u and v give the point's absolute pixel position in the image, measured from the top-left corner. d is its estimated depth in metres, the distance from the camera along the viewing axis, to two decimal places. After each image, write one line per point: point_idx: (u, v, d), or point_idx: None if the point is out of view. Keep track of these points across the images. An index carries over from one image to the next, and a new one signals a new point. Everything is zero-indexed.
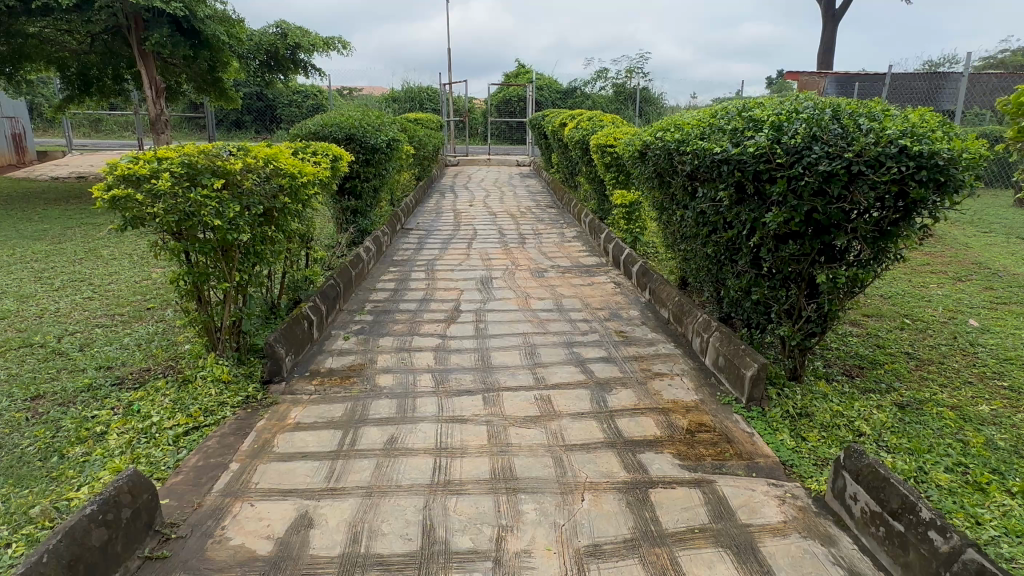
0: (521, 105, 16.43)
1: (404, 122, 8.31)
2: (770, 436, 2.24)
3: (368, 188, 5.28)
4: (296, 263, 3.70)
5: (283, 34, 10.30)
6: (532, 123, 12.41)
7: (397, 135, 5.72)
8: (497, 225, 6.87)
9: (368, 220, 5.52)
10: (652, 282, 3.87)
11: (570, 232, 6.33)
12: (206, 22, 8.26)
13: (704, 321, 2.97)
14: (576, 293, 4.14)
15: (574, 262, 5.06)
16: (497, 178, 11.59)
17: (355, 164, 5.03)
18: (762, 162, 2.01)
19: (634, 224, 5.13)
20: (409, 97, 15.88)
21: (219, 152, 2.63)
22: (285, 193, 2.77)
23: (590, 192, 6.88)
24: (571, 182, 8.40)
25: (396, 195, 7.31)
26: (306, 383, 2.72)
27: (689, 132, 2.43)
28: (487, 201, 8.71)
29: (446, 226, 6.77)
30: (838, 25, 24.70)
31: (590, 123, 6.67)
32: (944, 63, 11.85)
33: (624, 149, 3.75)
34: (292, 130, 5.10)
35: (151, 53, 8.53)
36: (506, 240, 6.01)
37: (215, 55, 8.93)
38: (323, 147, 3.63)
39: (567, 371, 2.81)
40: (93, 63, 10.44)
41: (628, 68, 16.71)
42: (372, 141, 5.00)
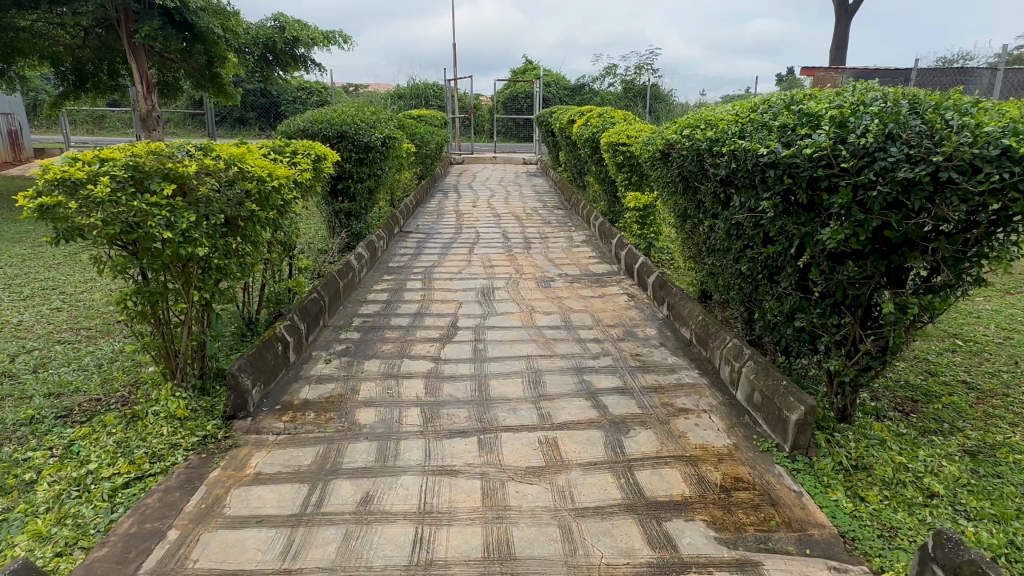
0: (528, 101, 16.04)
1: (404, 118, 7.95)
2: (823, 495, 1.86)
3: (362, 190, 4.92)
4: (276, 274, 3.34)
5: (281, 27, 9.99)
6: (540, 120, 12.03)
7: (394, 132, 5.37)
8: (501, 228, 6.50)
9: (363, 223, 5.16)
10: (670, 296, 3.50)
11: (579, 236, 5.96)
12: (199, 14, 7.93)
13: (734, 347, 2.58)
14: (585, 307, 3.76)
15: (583, 270, 4.68)
16: (503, 177, 11.21)
17: (346, 164, 4.68)
18: (821, 166, 1.63)
19: (648, 229, 4.75)
20: (414, 94, 15.53)
21: (173, 152, 2.27)
22: (252, 200, 2.40)
23: (600, 193, 6.49)
24: (580, 182, 8.02)
25: (396, 196, 6.95)
26: (275, 420, 2.35)
27: (725, 130, 2.04)
28: (492, 201, 8.34)
29: (448, 229, 6.41)
30: (850, 21, 24.24)
31: (600, 120, 6.29)
32: (966, 59, 11.30)
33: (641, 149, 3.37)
34: (280, 127, 4.74)
35: (141, 46, 8.19)
36: (510, 245, 5.65)
37: (210, 49, 8.60)
38: (306, 146, 3.27)
39: (577, 406, 2.42)
40: (88, 58, 10.13)
41: (637, 65, 16.29)
42: (366, 139, 4.64)
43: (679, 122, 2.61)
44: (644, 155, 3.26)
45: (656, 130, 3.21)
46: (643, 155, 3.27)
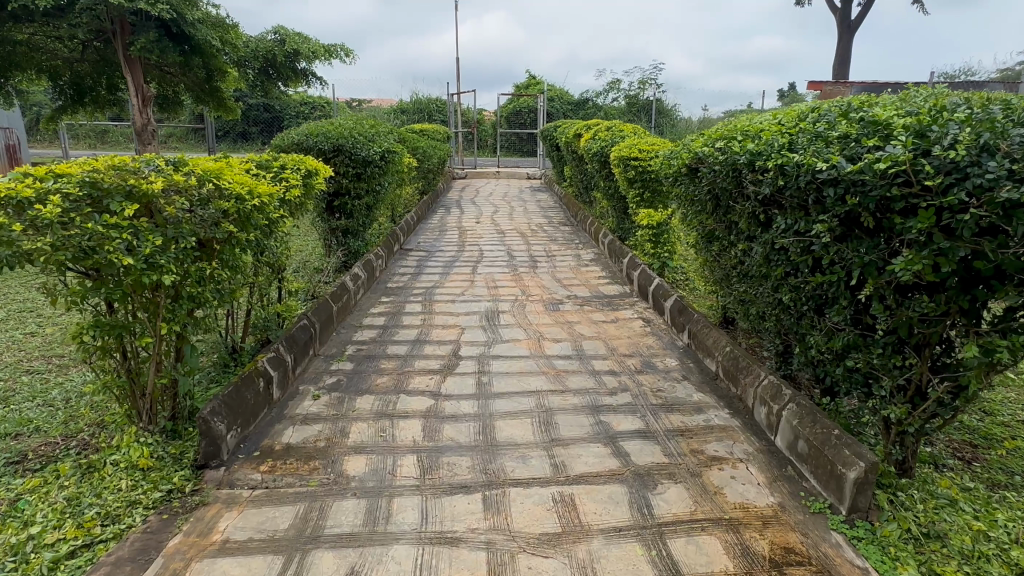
0: (531, 116, 15.90)
1: (405, 132, 7.74)
2: (894, 573, 1.55)
3: (359, 207, 4.68)
4: (264, 298, 3.07)
5: (281, 40, 9.84)
6: (544, 136, 11.84)
7: (394, 145, 5.13)
8: (505, 245, 6.25)
9: (361, 242, 4.90)
10: (691, 322, 3.22)
11: (587, 254, 5.69)
12: (196, 26, 7.78)
13: (770, 386, 2.30)
14: (598, 333, 3.49)
15: (593, 292, 4.41)
16: (506, 192, 10.99)
17: (343, 180, 4.44)
18: (896, 184, 1.36)
19: (662, 247, 4.52)
20: (417, 108, 15.40)
21: (139, 167, 2.01)
22: (230, 221, 2.14)
23: (608, 210, 6.25)
24: (587, 198, 7.79)
25: (396, 213, 6.70)
26: (251, 470, 2.07)
27: (770, 141, 1.77)
28: (496, 217, 8.10)
29: (450, 247, 6.15)
30: (852, 36, 24.19)
31: (609, 133, 6.06)
32: (973, 74, 11.16)
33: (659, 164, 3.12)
34: (273, 141, 4.50)
35: (138, 59, 8.00)
36: (515, 264, 5.39)
37: (209, 62, 8.42)
38: (296, 160, 3.03)
39: (594, 453, 2.14)
40: (87, 72, 9.96)
41: (640, 79, 16.15)
42: (364, 153, 4.41)
43: (708, 133, 2.36)
44: (662, 169, 3.01)
45: (676, 143, 2.96)
46: (662, 169, 3.03)
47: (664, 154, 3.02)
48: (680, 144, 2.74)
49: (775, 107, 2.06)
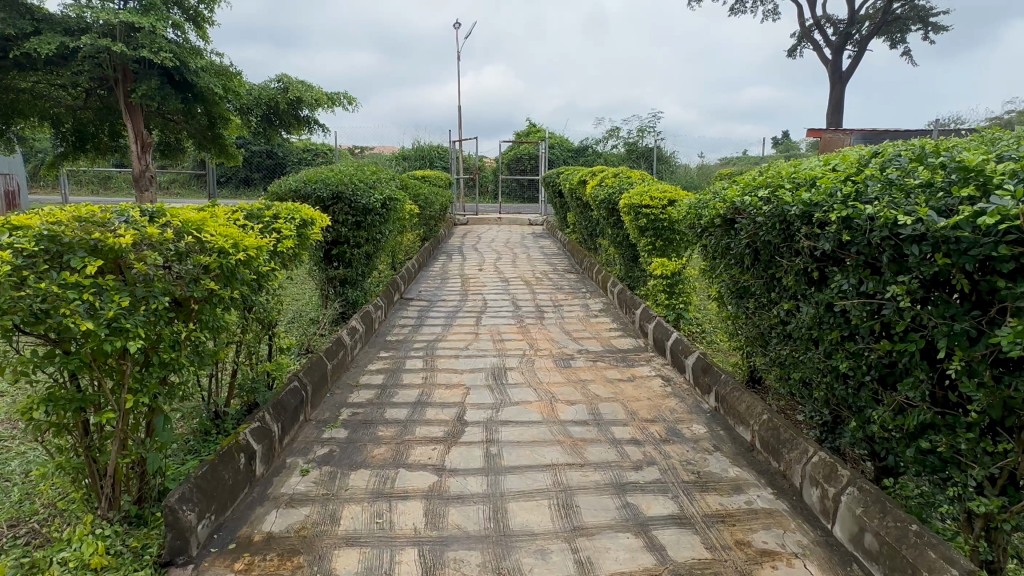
0: (532, 163, 15.96)
1: (407, 178, 7.62)
2: None
3: (359, 255, 4.47)
4: (252, 357, 2.81)
5: (284, 88, 9.86)
6: (546, 182, 11.80)
7: (396, 193, 4.95)
8: (510, 294, 6.02)
9: (359, 292, 4.67)
10: (717, 383, 2.95)
11: (595, 304, 5.46)
12: (199, 74, 7.77)
13: (822, 463, 2.02)
14: (615, 393, 3.21)
15: (606, 345, 4.15)
16: (508, 239, 10.86)
17: (342, 228, 4.24)
18: (1006, 243, 1.12)
19: (677, 298, 4.33)
20: (419, 155, 15.46)
21: (108, 218, 1.78)
22: (211, 278, 1.91)
23: (616, 258, 6.06)
24: (592, 245, 7.63)
25: (397, 260, 6.49)
26: (224, 569, 1.77)
27: (829, 190, 1.55)
28: (499, 264, 7.91)
29: (452, 296, 5.92)
30: (844, 86, 24.67)
31: (615, 180, 5.93)
32: (961, 124, 11.37)
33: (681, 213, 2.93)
34: (270, 188, 4.32)
35: (139, 105, 7.95)
36: (521, 314, 5.14)
37: (211, 108, 8.38)
38: (292, 209, 2.82)
39: (625, 547, 1.84)
40: (89, 119, 9.93)
41: (639, 127, 16.32)
42: (364, 201, 4.23)
43: (744, 181, 2.16)
44: (685, 219, 2.82)
45: (701, 191, 2.76)
46: (684, 219, 2.83)
47: (688, 203, 2.82)
48: (710, 192, 2.54)
49: (824, 152, 1.86)
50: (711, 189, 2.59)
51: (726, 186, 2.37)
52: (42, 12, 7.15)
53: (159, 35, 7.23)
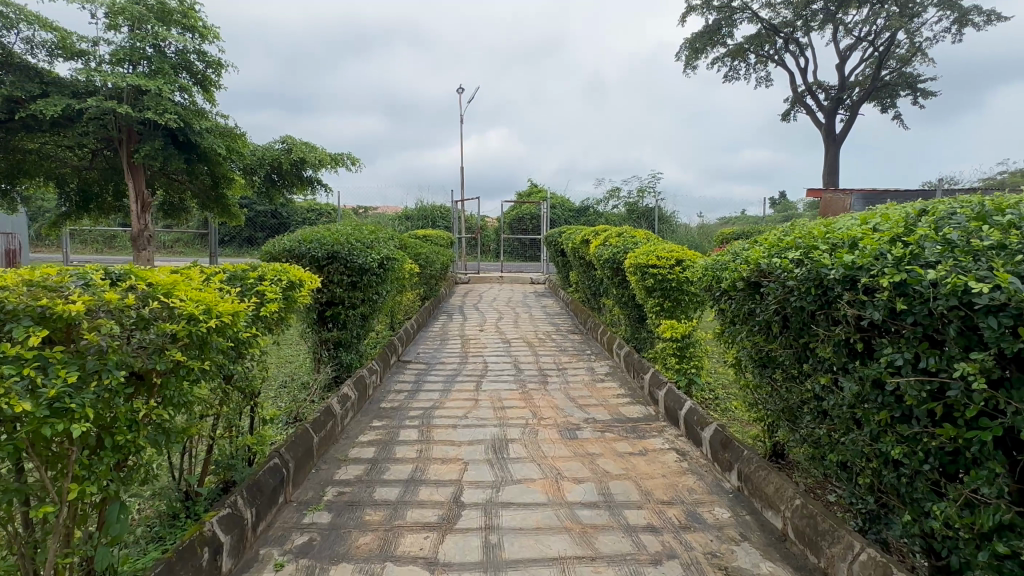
0: (534, 223, 16.03)
1: (407, 237, 7.53)
2: None
3: (353, 317, 4.28)
4: (231, 431, 2.58)
5: (288, 149, 9.95)
6: (548, 241, 11.77)
7: (394, 252, 4.82)
8: (512, 356, 5.79)
9: (353, 355, 4.45)
10: (740, 460, 2.69)
11: (601, 367, 5.23)
12: (203, 135, 7.84)
13: (871, 563, 1.75)
14: (626, 469, 2.94)
15: (614, 414, 3.90)
16: (510, 298, 10.70)
17: (337, 289, 4.08)
18: None
19: (688, 363, 4.11)
20: (422, 215, 15.56)
21: (64, 281, 1.60)
22: (179, 348, 1.71)
23: (621, 318, 5.88)
24: (596, 305, 7.46)
25: (395, 322, 6.30)
26: None
27: (876, 253, 1.37)
28: (500, 325, 7.71)
29: (451, 358, 5.69)
30: (839, 149, 25.20)
31: (619, 239, 5.82)
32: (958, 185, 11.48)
33: (694, 274, 2.76)
34: (264, 247, 4.19)
35: (141, 166, 7.97)
36: (524, 379, 4.90)
37: (214, 168, 8.41)
38: (281, 270, 2.67)
39: None
40: (94, 180, 9.98)
41: (639, 188, 16.50)
42: (360, 261, 4.08)
43: (769, 241, 1.99)
44: (700, 281, 2.65)
45: (716, 253, 2.60)
46: (698, 281, 2.66)
47: (703, 264, 2.66)
48: (728, 254, 2.37)
49: (861, 211, 1.70)
50: (729, 250, 2.44)
51: (746, 247, 2.21)
52: (52, 76, 7.28)
53: (165, 98, 7.33)
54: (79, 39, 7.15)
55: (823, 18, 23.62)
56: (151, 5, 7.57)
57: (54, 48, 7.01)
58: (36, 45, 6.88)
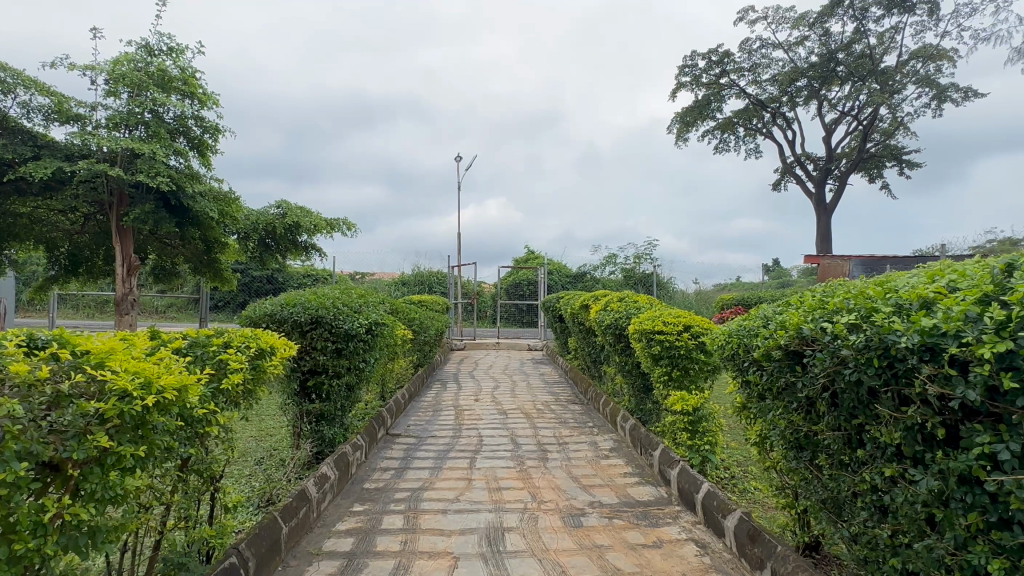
0: (532, 288, 15.87)
1: (401, 302, 7.29)
2: None
3: (338, 387, 3.98)
4: (187, 524, 2.22)
5: (283, 214, 9.84)
6: (545, 307, 11.55)
7: (385, 317, 4.56)
8: (508, 429, 5.42)
9: (336, 429, 4.11)
10: (773, 557, 2.32)
11: (605, 442, 4.86)
12: (196, 198, 7.74)
13: None
14: (639, 565, 2.56)
15: (622, 496, 3.52)
16: (507, 365, 10.35)
17: (320, 356, 3.79)
18: None
19: (701, 439, 3.78)
20: (418, 280, 15.41)
21: None
22: (105, 431, 1.41)
23: (625, 387, 5.56)
24: (596, 373, 7.14)
25: (385, 391, 5.96)
26: None
27: (969, 314, 1.15)
28: (497, 394, 7.34)
29: (444, 431, 5.32)
30: (830, 217, 25.58)
31: (621, 304, 5.59)
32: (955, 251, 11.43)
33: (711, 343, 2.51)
34: (243, 311, 3.91)
35: (131, 229, 7.82)
36: (522, 454, 4.53)
37: (206, 232, 8.30)
38: (252, 337, 2.41)
39: None
40: (86, 244, 9.83)
41: (636, 254, 16.47)
42: (347, 326, 3.82)
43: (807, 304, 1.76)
44: (719, 349, 2.39)
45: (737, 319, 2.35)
46: (717, 349, 2.40)
47: (723, 330, 2.41)
48: (754, 319, 2.13)
49: (925, 269, 1.48)
50: (755, 316, 2.20)
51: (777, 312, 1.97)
52: (46, 139, 7.24)
53: (159, 161, 7.29)
54: (76, 104, 7.18)
55: (807, 94, 24.47)
56: (151, 72, 7.64)
57: (50, 112, 7.01)
58: (32, 109, 6.87)
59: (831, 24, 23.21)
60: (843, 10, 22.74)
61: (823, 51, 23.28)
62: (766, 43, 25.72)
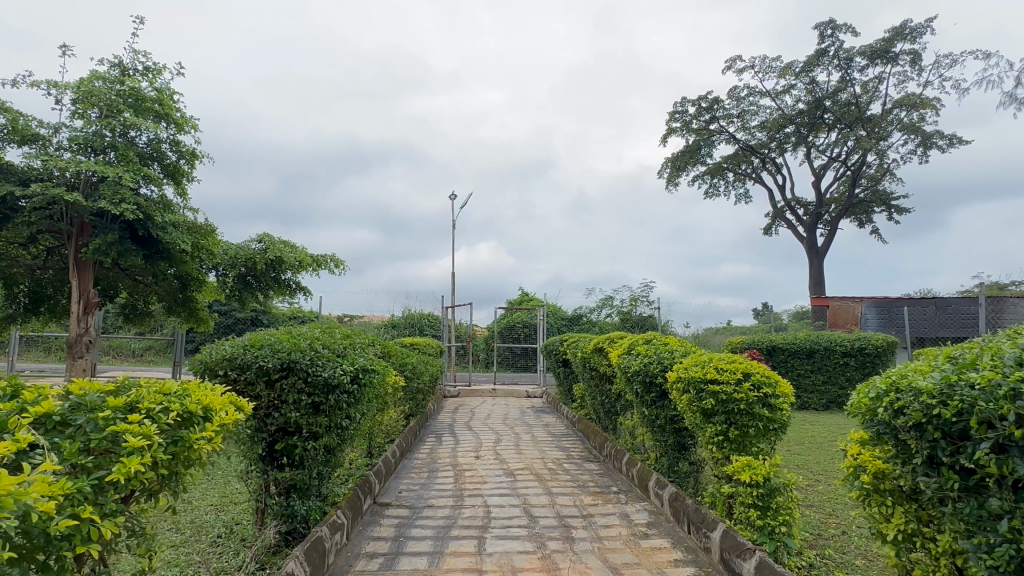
0: (527, 331, 15.11)
1: (392, 345, 6.51)
2: None
3: (314, 452, 3.17)
4: None
5: (265, 248, 9.08)
6: (546, 349, 10.80)
7: (375, 362, 3.77)
8: (519, 494, 4.58)
9: (311, 503, 3.28)
10: None
11: (638, 513, 4.02)
12: (166, 229, 6.99)
13: None
14: None
15: None
16: (505, 413, 9.50)
17: (292, 413, 3.01)
18: None
19: (774, 517, 2.99)
20: (409, 322, 14.64)
21: None
22: None
23: (652, 444, 4.75)
24: (611, 425, 6.33)
25: (372, 448, 5.10)
26: None
27: None
28: (498, 449, 6.49)
29: (442, 498, 4.46)
30: (823, 260, 25.35)
31: (648, 346, 4.85)
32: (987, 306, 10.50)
33: (870, 401, 1.84)
34: (197, 353, 3.12)
35: (90, 261, 7.04)
36: (540, 533, 3.68)
37: (178, 267, 7.53)
38: (182, 393, 1.65)
39: None
40: (49, 280, 8.96)
41: (633, 296, 15.85)
42: (327, 373, 3.04)
43: None
44: (891, 414, 1.73)
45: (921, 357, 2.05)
46: (886, 411, 1.74)
47: (903, 383, 1.74)
48: (993, 374, 1.48)
49: None
50: (988, 368, 1.56)
51: None
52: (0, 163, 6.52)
53: (125, 187, 6.57)
54: (36, 124, 6.52)
55: (796, 140, 24.50)
56: (123, 92, 6.99)
57: (5, 132, 6.33)
58: None
59: (817, 74, 23.38)
60: (827, 60, 22.96)
61: (810, 99, 23.39)
62: (755, 91, 25.92)
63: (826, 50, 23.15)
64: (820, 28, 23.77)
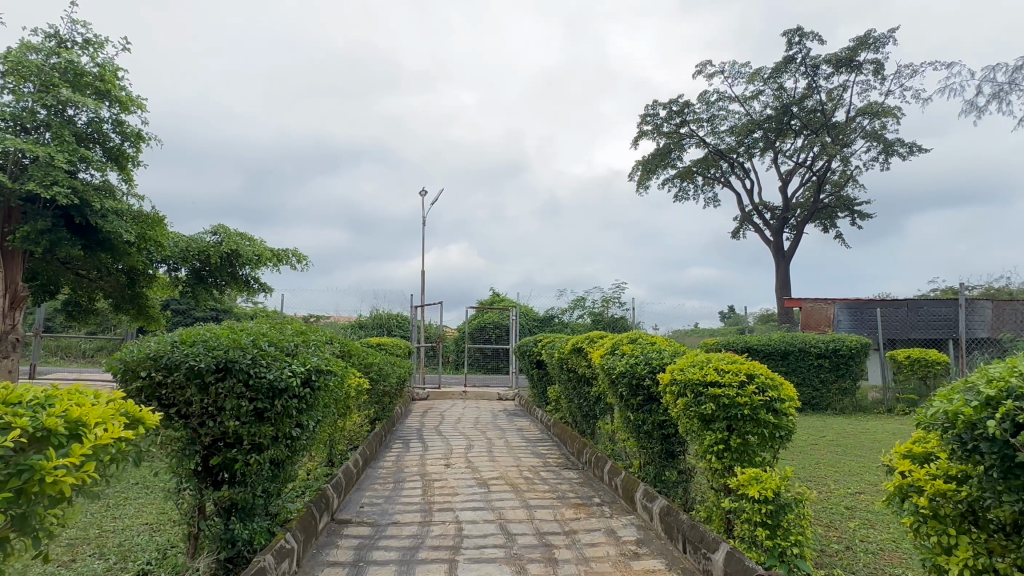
0: (498, 332, 14.75)
1: (356, 345, 6.05)
2: None
3: (260, 467, 2.72)
4: None
5: (220, 241, 8.48)
6: (519, 350, 10.43)
7: (333, 361, 3.32)
8: (494, 508, 4.17)
9: (257, 526, 2.83)
10: None
11: (626, 529, 3.66)
12: (107, 216, 6.39)
13: None
14: None
15: None
16: (477, 417, 9.10)
17: (231, 422, 2.55)
18: None
19: (785, 536, 2.65)
20: (376, 323, 14.12)
21: None
22: None
23: (636, 450, 4.41)
24: (589, 430, 5.98)
25: (331, 458, 4.63)
26: None
27: None
28: (470, 456, 6.08)
29: (410, 513, 4.02)
30: (789, 264, 25.66)
31: (633, 346, 4.51)
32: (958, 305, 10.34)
33: (967, 413, 1.51)
34: (119, 350, 2.63)
35: (17, 251, 6.40)
36: (519, 553, 3.28)
37: (122, 259, 6.91)
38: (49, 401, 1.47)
39: None
40: None
41: (605, 297, 15.63)
42: (272, 375, 2.60)
43: None
44: (1010, 429, 1.40)
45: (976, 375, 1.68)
46: (1001, 425, 1.42)
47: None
48: None
49: None
50: None
51: None
52: None
53: (58, 168, 5.96)
54: None
55: (764, 145, 24.73)
56: (58, 66, 6.35)
57: None
58: None
59: (784, 80, 23.57)
60: (794, 67, 23.18)
61: (778, 105, 23.62)
62: (725, 95, 26.09)
63: (793, 58, 23.38)
64: (788, 35, 24.01)
